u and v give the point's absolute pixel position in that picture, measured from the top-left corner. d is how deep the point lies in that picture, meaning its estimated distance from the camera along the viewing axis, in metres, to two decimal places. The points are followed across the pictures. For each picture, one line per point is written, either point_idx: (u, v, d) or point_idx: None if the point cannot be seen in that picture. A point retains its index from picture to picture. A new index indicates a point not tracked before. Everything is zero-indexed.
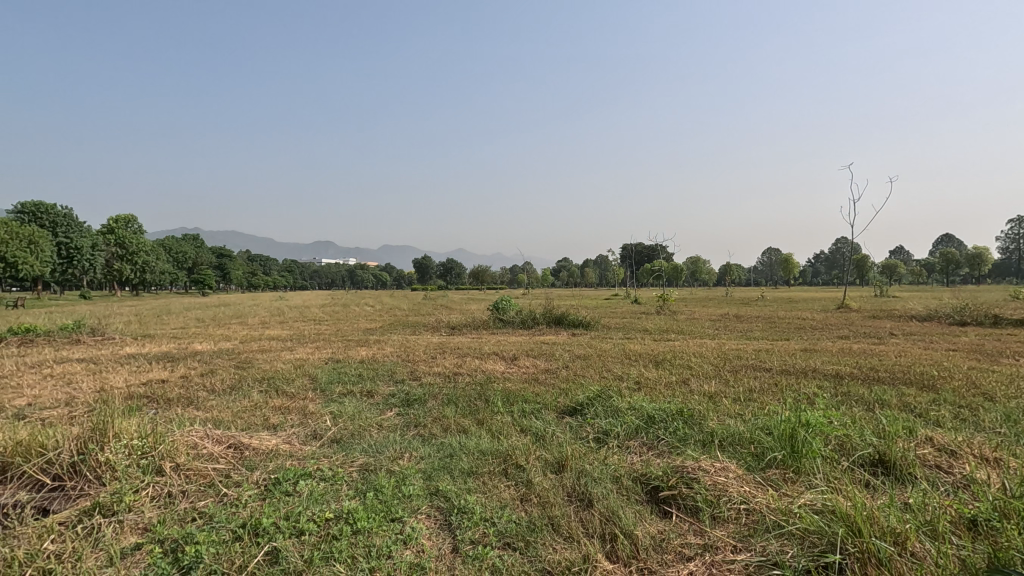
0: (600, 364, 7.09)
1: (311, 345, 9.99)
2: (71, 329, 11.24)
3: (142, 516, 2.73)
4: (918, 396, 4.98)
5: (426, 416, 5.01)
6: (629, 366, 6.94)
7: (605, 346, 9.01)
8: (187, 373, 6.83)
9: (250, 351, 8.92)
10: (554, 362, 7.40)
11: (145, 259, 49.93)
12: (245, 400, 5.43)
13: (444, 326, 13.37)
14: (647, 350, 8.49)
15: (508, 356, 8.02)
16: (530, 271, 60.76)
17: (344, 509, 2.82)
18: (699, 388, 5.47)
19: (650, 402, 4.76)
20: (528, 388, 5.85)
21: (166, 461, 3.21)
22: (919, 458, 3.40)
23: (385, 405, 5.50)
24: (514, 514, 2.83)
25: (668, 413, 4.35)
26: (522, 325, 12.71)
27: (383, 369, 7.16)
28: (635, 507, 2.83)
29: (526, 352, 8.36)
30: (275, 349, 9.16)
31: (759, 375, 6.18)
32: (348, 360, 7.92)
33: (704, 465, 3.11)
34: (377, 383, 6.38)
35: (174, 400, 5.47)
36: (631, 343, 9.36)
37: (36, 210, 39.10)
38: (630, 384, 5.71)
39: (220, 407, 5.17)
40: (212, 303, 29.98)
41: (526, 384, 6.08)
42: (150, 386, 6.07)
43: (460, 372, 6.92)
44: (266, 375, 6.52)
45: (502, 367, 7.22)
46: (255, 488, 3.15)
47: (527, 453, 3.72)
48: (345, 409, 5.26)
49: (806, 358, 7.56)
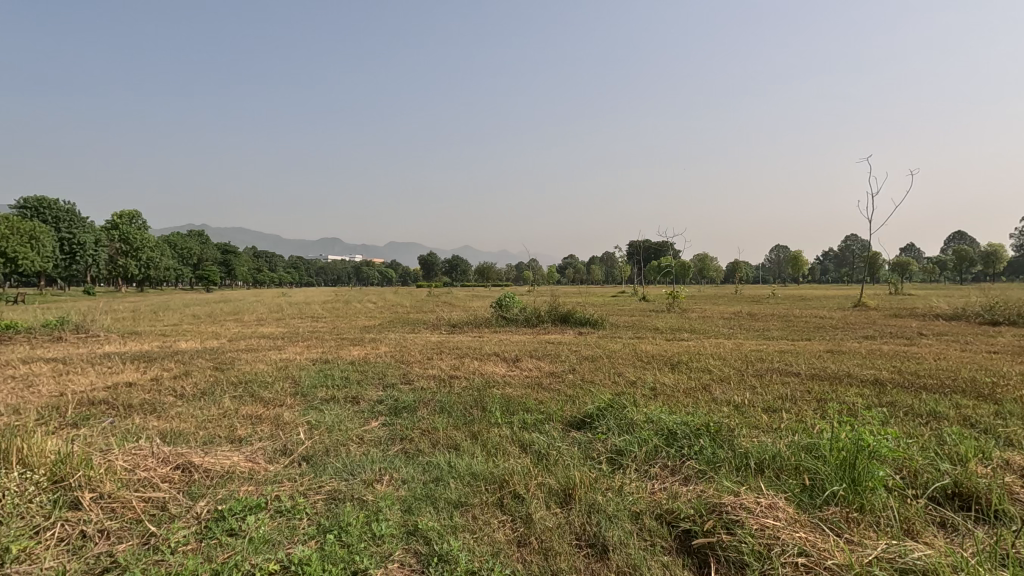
0: (610, 367, 6.49)
1: (302, 343, 9.45)
2: (54, 325, 10.70)
3: (36, 567, 2.14)
4: (977, 408, 4.35)
5: (415, 427, 4.42)
6: (642, 369, 6.32)
7: (615, 347, 8.38)
8: (159, 374, 6.27)
9: (236, 350, 8.35)
10: (560, 365, 6.78)
11: (149, 255, 49.66)
12: (214, 407, 4.86)
13: (445, 323, 12.81)
14: (660, 351, 7.86)
15: (510, 358, 7.41)
16: (536, 269, 60.01)
17: (295, 559, 2.23)
18: (724, 397, 4.84)
19: (670, 414, 4.15)
20: (530, 395, 5.25)
21: (85, 493, 2.63)
22: (1006, 489, 2.78)
23: (371, 413, 4.91)
24: (508, 566, 2.23)
25: (692, 428, 3.73)
26: (526, 323, 12.10)
27: (373, 372, 6.57)
28: (663, 560, 2.23)
29: (530, 354, 7.74)
30: (262, 349, 8.58)
31: (788, 381, 5.54)
32: (338, 361, 7.34)
33: (747, 501, 2.49)
34: (365, 388, 5.79)
35: (135, 407, 4.90)
36: (643, 344, 8.74)
37: (37, 205, 38.69)
38: (645, 391, 5.08)
39: (183, 416, 4.59)
40: (213, 299, 29.58)
41: (528, 390, 5.47)
42: (113, 390, 5.50)
43: (456, 376, 6.33)
44: (244, 378, 5.95)
45: (502, 369, 6.61)
46: (192, 525, 2.57)
47: (528, 478, 3.12)
48: (325, 418, 4.68)
49: (837, 361, 6.89)
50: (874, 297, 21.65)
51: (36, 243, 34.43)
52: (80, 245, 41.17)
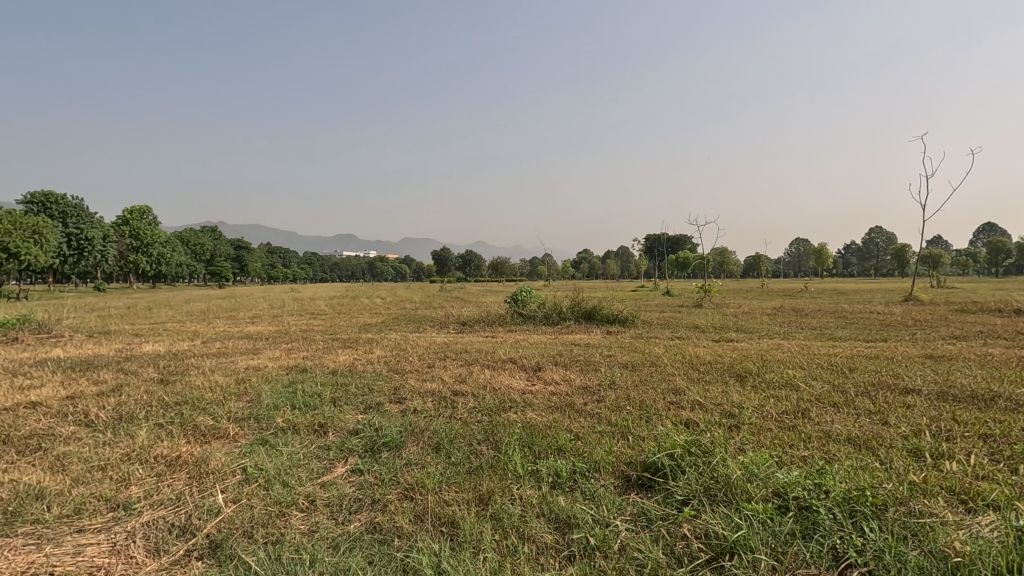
0: (660, 381, 5.03)
1: (285, 346, 8.08)
2: (11, 325, 9.41)
3: None
4: None
5: (395, 480, 3.02)
6: (703, 384, 4.84)
7: (658, 353, 6.86)
8: (84, 389, 4.91)
9: (203, 355, 7.00)
10: (595, 376, 5.32)
11: (160, 251, 49.02)
12: (121, 443, 3.50)
13: (455, 320, 11.44)
14: (716, 357, 6.35)
15: (530, 366, 5.97)
16: (551, 263, 58.45)
17: None
18: (841, 434, 3.39)
19: (784, 470, 2.70)
20: (560, 426, 3.81)
21: None
22: None
23: (339, 452, 3.52)
24: None
25: (837, 503, 2.29)
26: (545, 321, 10.64)
27: (356, 385, 5.16)
28: None
29: (555, 360, 6.28)
30: (234, 353, 7.21)
31: (916, 404, 4.02)
32: (318, 370, 5.94)
33: None
34: (340, 410, 4.40)
35: (12, 441, 3.54)
36: (690, 348, 7.22)
37: (45, 201, 37.88)
38: (723, 422, 3.62)
39: (66, 460, 3.21)
40: (221, 295, 28.37)
41: (557, 417, 4.04)
42: (6, 414, 4.14)
43: (462, 392, 4.90)
44: (186, 396, 4.58)
45: (521, 382, 5.15)
46: None
47: None
48: (271, 462, 3.30)
49: (956, 370, 5.33)
50: (923, 291, 19.78)
51: (41, 239, 33.49)
52: (88, 241, 40.40)
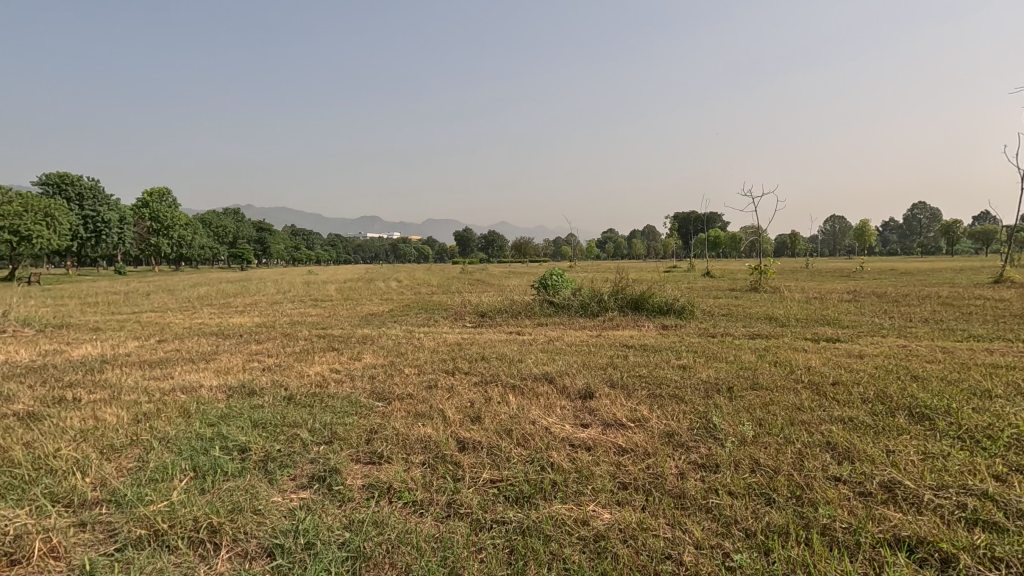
0: (793, 428, 3.09)
1: (254, 348, 6.31)
2: None
3: None
4: None
5: None
6: (873, 437, 2.88)
7: (751, 365, 4.87)
8: None
9: (135, 364, 5.25)
10: (680, 414, 3.41)
11: (180, 234, 48.36)
12: None
13: (472, 310, 9.61)
14: (844, 375, 4.36)
15: (575, 389, 4.07)
16: (574, 244, 56.23)
17: None
18: None
19: None
20: (659, 558, 1.93)
21: None
22: None
23: None
24: None
25: None
26: (581, 313, 8.73)
27: (310, 428, 3.34)
28: None
29: (608, 379, 4.36)
30: (178, 361, 5.44)
31: None
32: (269, 394, 4.13)
33: None
34: (263, 487, 2.58)
35: None
36: (792, 357, 5.19)
37: (59, 182, 36.90)
38: None
39: None
40: (233, 279, 27.01)
41: (645, 524, 2.15)
42: None
43: (471, 445, 3.03)
44: (21, 455, 2.80)
45: (564, 426, 3.25)
46: None
47: None
48: None
49: None
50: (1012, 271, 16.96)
51: (52, 221, 32.46)
52: (104, 224, 39.46)
